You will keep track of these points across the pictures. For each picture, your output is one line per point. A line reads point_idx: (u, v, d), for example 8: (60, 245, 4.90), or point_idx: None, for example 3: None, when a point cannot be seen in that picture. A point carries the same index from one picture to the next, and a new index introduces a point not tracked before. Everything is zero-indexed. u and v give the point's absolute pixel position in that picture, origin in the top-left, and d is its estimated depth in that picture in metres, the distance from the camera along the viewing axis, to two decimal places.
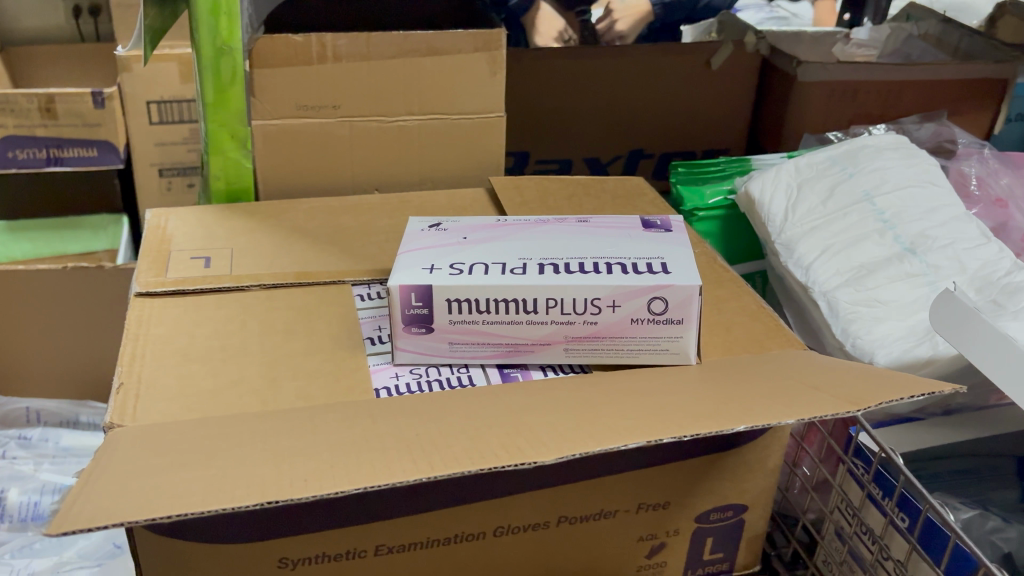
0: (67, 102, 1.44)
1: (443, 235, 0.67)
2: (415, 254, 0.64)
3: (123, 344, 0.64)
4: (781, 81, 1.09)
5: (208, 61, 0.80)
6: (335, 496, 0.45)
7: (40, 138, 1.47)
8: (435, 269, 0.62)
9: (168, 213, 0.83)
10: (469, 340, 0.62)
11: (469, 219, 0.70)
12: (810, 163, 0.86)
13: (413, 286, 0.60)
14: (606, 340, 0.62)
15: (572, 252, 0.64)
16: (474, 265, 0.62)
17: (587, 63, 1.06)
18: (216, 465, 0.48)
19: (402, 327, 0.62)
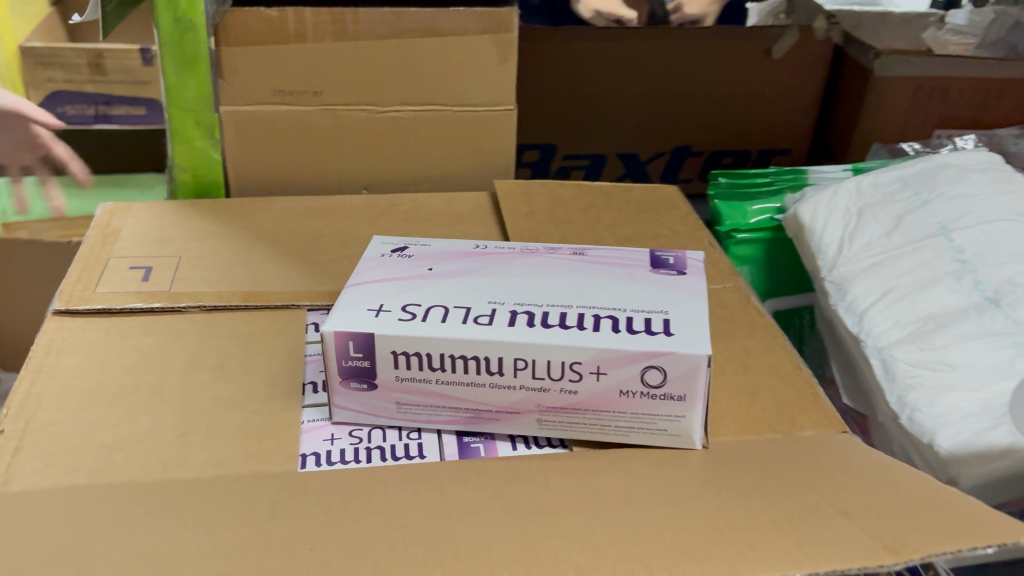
0: (116, 58, 1.31)
1: (407, 265, 0.55)
2: (364, 291, 0.52)
3: (20, 377, 0.54)
4: (854, 75, 0.94)
5: (168, 37, 0.69)
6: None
7: (91, 94, 1.33)
8: (382, 312, 0.50)
9: (128, 206, 0.73)
10: (421, 401, 0.51)
11: (445, 246, 0.58)
12: (876, 184, 0.71)
13: (350, 334, 0.49)
14: (588, 413, 0.50)
15: (555, 298, 0.52)
16: (431, 309, 0.51)
17: (628, 46, 0.91)
18: None
19: (339, 380, 0.51)
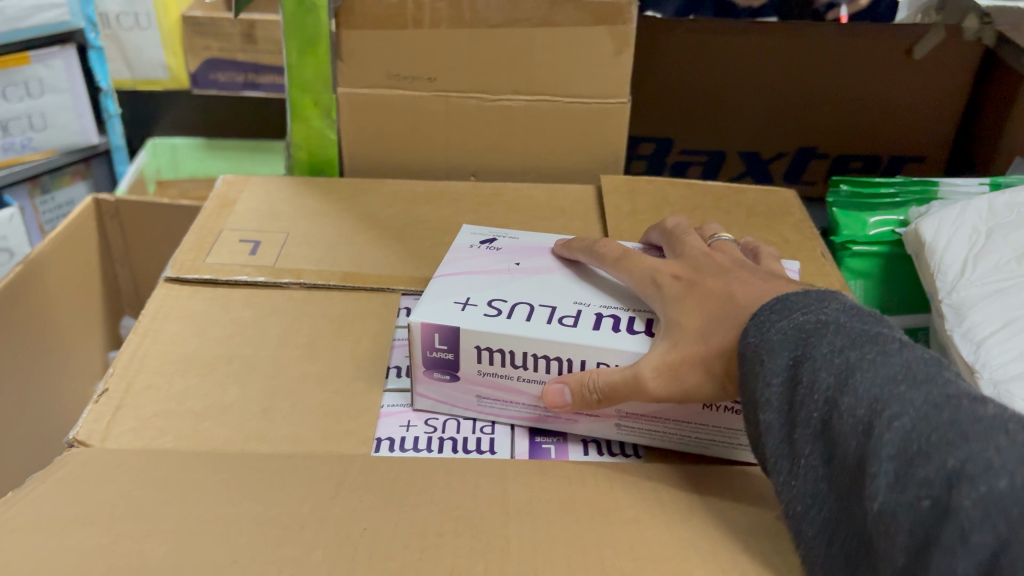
0: (267, 29, 1.39)
1: (495, 262, 0.55)
2: (452, 283, 0.53)
3: (127, 340, 0.58)
4: (1007, 81, 0.86)
5: (292, 17, 0.71)
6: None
7: (241, 62, 1.45)
8: (467, 306, 0.50)
9: (246, 179, 0.76)
10: (501, 396, 0.51)
11: (533, 245, 0.58)
12: (1011, 203, 0.66)
13: (437, 326, 0.49)
14: (669, 423, 0.49)
15: (643, 303, 0.51)
16: (516, 306, 0.50)
17: (757, 39, 0.88)
18: (119, 533, 0.39)
19: (423, 370, 0.51)
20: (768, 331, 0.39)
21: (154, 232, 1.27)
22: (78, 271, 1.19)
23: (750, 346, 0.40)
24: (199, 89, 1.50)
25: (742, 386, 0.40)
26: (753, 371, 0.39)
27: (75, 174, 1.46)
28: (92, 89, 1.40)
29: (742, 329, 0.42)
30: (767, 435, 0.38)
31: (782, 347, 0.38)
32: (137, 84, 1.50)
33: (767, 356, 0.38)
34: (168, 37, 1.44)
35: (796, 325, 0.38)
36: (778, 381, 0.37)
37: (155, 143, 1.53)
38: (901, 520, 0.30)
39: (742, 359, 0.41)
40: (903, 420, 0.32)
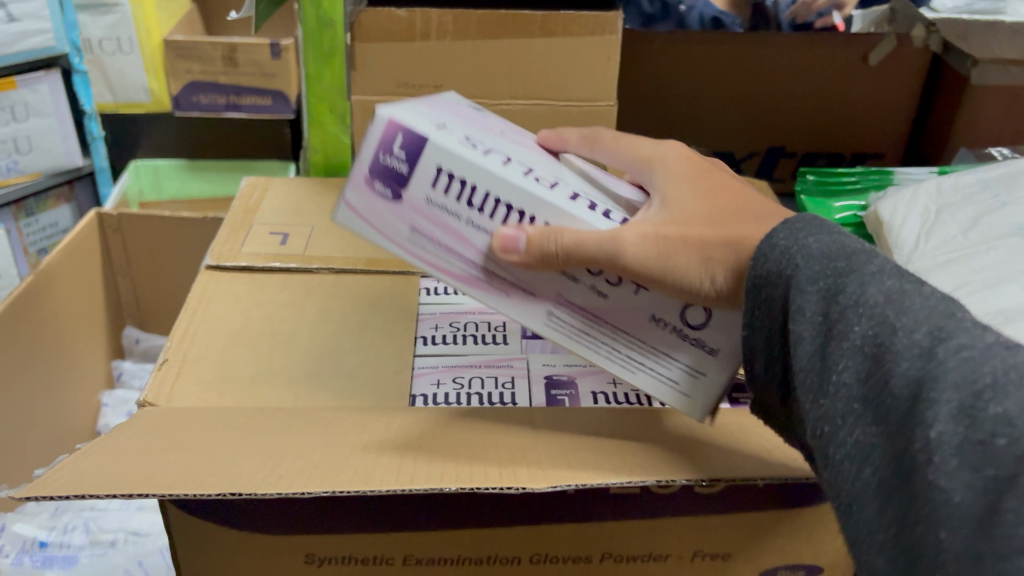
0: (247, 52, 1.50)
1: (481, 126, 0.56)
2: (427, 112, 0.52)
3: (179, 318, 0.64)
4: (955, 84, 0.96)
5: (311, 34, 0.79)
6: (301, 496, 0.43)
7: (223, 85, 1.54)
8: (442, 129, 0.49)
9: (267, 182, 0.82)
10: (434, 235, 0.49)
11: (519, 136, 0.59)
12: (956, 185, 0.75)
13: (406, 126, 0.47)
14: (609, 327, 0.50)
15: (603, 199, 0.52)
16: (490, 148, 0.50)
17: (727, 48, 0.96)
18: (208, 452, 0.48)
19: (366, 176, 0.49)
20: (804, 242, 0.41)
21: (155, 242, 1.28)
22: (80, 283, 1.19)
23: (782, 253, 0.42)
24: (182, 112, 1.56)
25: (768, 297, 0.42)
26: (788, 281, 0.40)
27: (58, 197, 1.50)
28: (76, 113, 1.45)
29: (771, 238, 0.43)
30: (798, 348, 0.39)
31: (825, 261, 0.40)
32: (120, 107, 1.55)
33: (807, 267, 0.40)
34: (151, 60, 1.50)
35: (838, 246, 0.40)
36: (818, 291, 0.39)
37: (137, 165, 1.52)
38: (965, 452, 0.31)
39: (768, 266, 0.42)
40: (971, 351, 0.33)
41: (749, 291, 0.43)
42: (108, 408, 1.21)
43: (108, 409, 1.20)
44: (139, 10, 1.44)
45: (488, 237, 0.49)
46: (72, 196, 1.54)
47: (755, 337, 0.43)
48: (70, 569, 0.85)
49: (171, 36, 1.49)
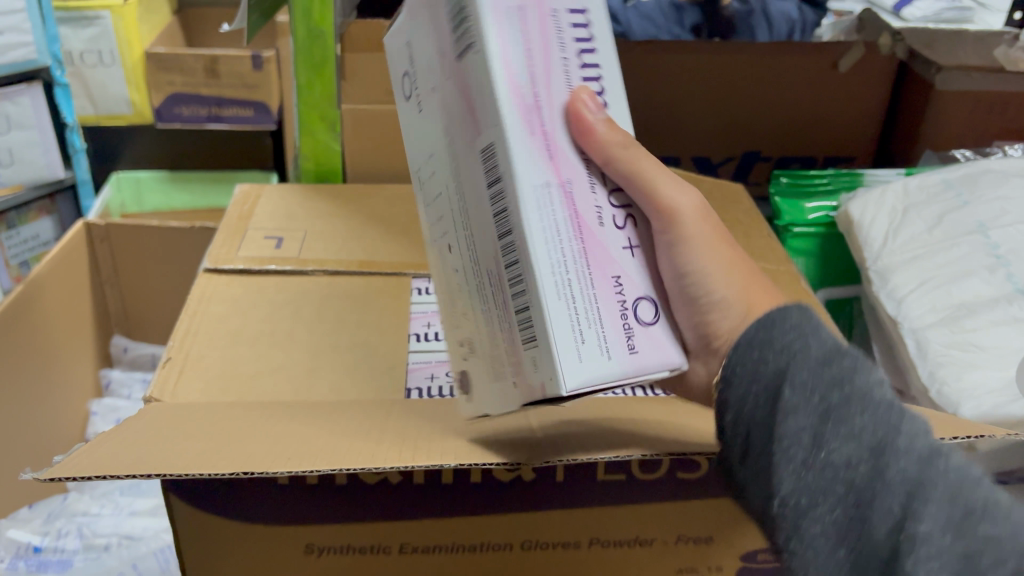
0: (229, 64, 1.51)
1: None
2: None
3: (180, 319, 0.66)
4: (921, 89, 0.99)
5: (301, 45, 0.80)
6: (306, 474, 0.47)
7: (205, 96, 1.56)
8: None
9: (259, 190, 0.85)
10: (523, 20, 0.42)
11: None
12: (922, 185, 0.79)
13: None
14: (575, 249, 0.41)
15: None
16: None
17: (703, 57, 1.00)
18: (214, 441, 0.51)
19: None
20: (815, 331, 0.44)
21: (142, 252, 1.26)
22: (70, 292, 1.17)
23: (795, 329, 0.44)
24: (164, 123, 1.58)
25: (764, 364, 0.44)
26: (797, 354, 0.43)
27: (40, 210, 1.50)
28: (58, 126, 1.45)
29: (781, 314, 0.46)
30: (789, 418, 0.41)
31: (833, 349, 0.43)
32: (101, 119, 1.56)
33: (816, 351, 0.43)
34: (132, 73, 1.51)
35: (840, 345, 0.44)
36: (824, 375, 0.42)
37: (119, 176, 1.54)
38: (949, 557, 0.34)
39: (771, 339, 0.45)
40: (959, 471, 0.37)
41: (744, 348, 0.45)
42: (98, 417, 1.18)
43: (97, 418, 1.18)
44: (118, 22, 1.45)
45: (566, 91, 0.43)
46: (54, 208, 1.53)
47: (734, 387, 0.45)
48: (65, 572, 0.85)
49: (154, 48, 1.51)
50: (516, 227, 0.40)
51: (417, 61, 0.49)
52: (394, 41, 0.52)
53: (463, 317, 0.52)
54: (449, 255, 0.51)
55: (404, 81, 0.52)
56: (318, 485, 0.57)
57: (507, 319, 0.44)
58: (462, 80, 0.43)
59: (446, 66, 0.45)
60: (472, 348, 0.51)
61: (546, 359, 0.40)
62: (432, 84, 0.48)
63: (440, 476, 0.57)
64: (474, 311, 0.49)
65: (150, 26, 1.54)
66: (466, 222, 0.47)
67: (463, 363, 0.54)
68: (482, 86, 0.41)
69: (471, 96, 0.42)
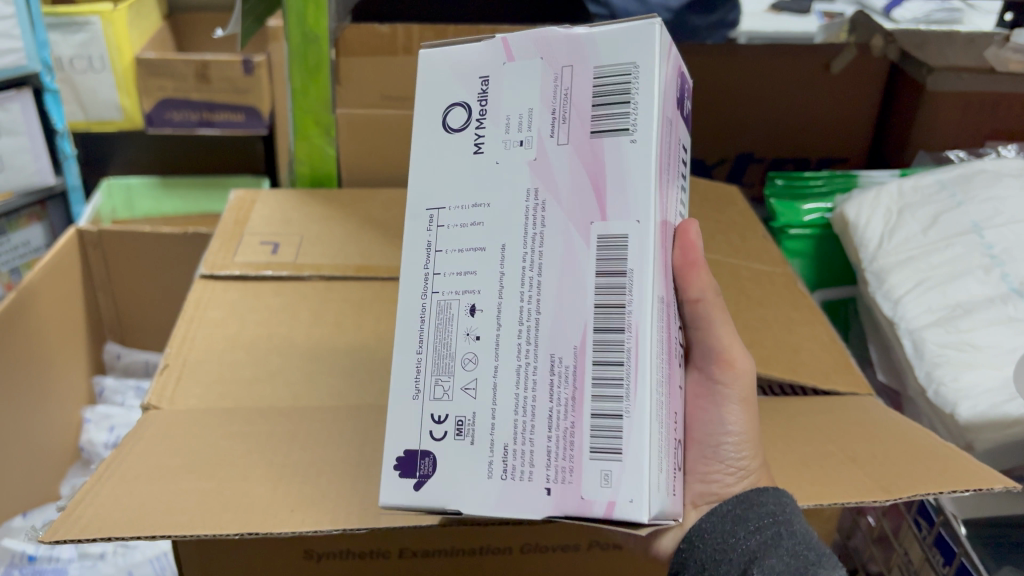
0: (220, 69, 1.52)
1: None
2: None
3: (177, 325, 0.66)
4: (912, 89, 0.99)
5: (296, 50, 0.80)
6: (317, 533, 0.47)
7: (195, 101, 1.56)
8: None
9: (254, 195, 0.84)
10: (668, 149, 0.45)
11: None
12: (916, 186, 0.79)
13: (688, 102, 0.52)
14: (665, 371, 0.44)
15: None
16: None
17: (697, 59, 1.00)
18: (218, 480, 0.51)
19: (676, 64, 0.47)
20: (793, 518, 0.48)
21: (134, 259, 1.25)
22: (63, 298, 1.16)
23: (770, 516, 0.48)
24: (155, 129, 1.58)
25: (734, 540, 0.48)
26: (770, 542, 0.47)
27: (30, 216, 1.48)
28: (48, 132, 1.44)
29: (763, 495, 0.50)
30: None
31: (804, 543, 0.47)
32: (91, 125, 1.56)
33: (790, 540, 0.46)
34: (122, 77, 1.51)
35: (811, 535, 0.47)
36: (792, 562, 0.45)
37: (110, 183, 1.51)
38: None
39: (748, 516, 0.49)
40: None
41: (717, 518, 0.49)
42: (91, 424, 1.17)
43: (91, 425, 1.17)
44: (108, 28, 1.45)
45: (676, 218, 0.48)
46: (44, 215, 1.52)
47: (699, 550, 0.48)
48: None
49: (142, 53, 1.51)
50: (639, 336, 0.41)
51: (498, 102, 0.45)
52: (446, 60, 0.47)
53: (434, 388, 0.45)
54: (457, 316, 0.45)
55: (451, 113, 0.46)
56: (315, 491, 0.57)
57: (564, 416, 0.42)
58: (596, 157, 0.43)
59: (562, 138, 0.44)
60: (439, 425, 0.45)
61: (632, 477, 0.41)
62: (520, 137, 0.45)
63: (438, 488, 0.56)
64: (475, 392, 0.44)
65: (140, 31, 1.53)
66: (518, 294, 0.44)
67: (396, 438, 0.45)
68: (637, 186, 0.42)
69: (610, 181, 0.43)
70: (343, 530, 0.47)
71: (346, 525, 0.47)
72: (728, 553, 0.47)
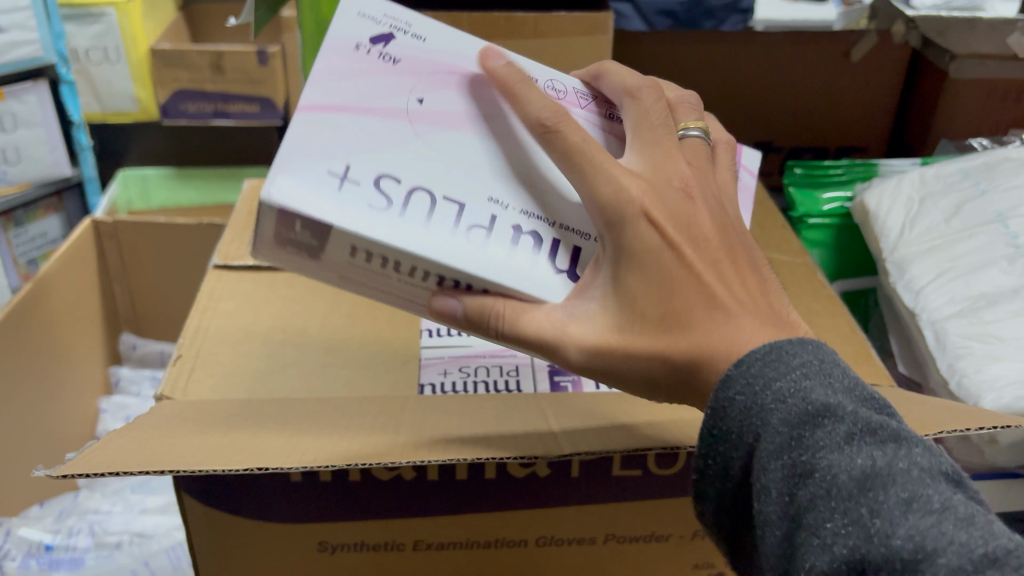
0: (234, 59, 1.52)
1: (360, 78, 0.51)
2: (327, 138, 0.48)
3: (191, 315, 0.66)
4: (934, 76, 0.98)
5: (309, 40, 0.80)
6: (326, 468, 0.46)
7: (209, 93, 1.56)
8: (341, 177, 0.47)
9: (268, 185, 0.84)
10: (365, 281, 0.50)
11: (420, 41, 0.54)
12: (938, 175, 0.78)
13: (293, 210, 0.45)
14: None
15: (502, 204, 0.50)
16: (411, 190, 0.48)
17: (714, 46, 0.99)
18: (232, 435, 0.51)
19: (264, 238, 0.48)
20: (765, 396, 0.41)
21: (149, 249, 1.25)
22: (79, 288, 1.17)
23: (745, 415, 0.41)
24: (170, 120, 1.58)
25: (737, 459, 0.41)
26: (757, 455, 0.40)
27: (47, 207, 1.49)
28: (64, 123, 1.44)
29: (728, 381, 0.42)
30: (771, 531, 0.39)
31: (788, 425, 0.39)
32: (106, 116, 1.55)
33: (770, 432, 0.39)
34: (137, 69, 1.50)
35: (795, 407, 0.39)
36: (786, 470, 0.38)
37: (126, 174, 1.53)
38: None
39: (732, 422, 0.42)
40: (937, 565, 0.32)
41: (715, 435, 0.43)
42: (107, 415, 1.18)
43: (106, 415, 1.18)
44: (123, 19, 1.44)
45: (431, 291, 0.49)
46: (61, 206, 1.53)
47: (725, 481, 0.43)
48: (76, 571, 0.84)
49: (157, 44, 1.50)
50: None
51: None
52: None
53: None
54: None
55: None
56: (330, 482, 0.56)
57: None
58: None
59: None
60: None
61: None
62: None
63: (453, 472, 0.56)
64: None
65: (154, 22, 1.53)
66: None
67: None
68: None
69: None
70: (356, 465, 0.46)
71: (363, 460, 0.46)
72: (739, 471, 0.41)
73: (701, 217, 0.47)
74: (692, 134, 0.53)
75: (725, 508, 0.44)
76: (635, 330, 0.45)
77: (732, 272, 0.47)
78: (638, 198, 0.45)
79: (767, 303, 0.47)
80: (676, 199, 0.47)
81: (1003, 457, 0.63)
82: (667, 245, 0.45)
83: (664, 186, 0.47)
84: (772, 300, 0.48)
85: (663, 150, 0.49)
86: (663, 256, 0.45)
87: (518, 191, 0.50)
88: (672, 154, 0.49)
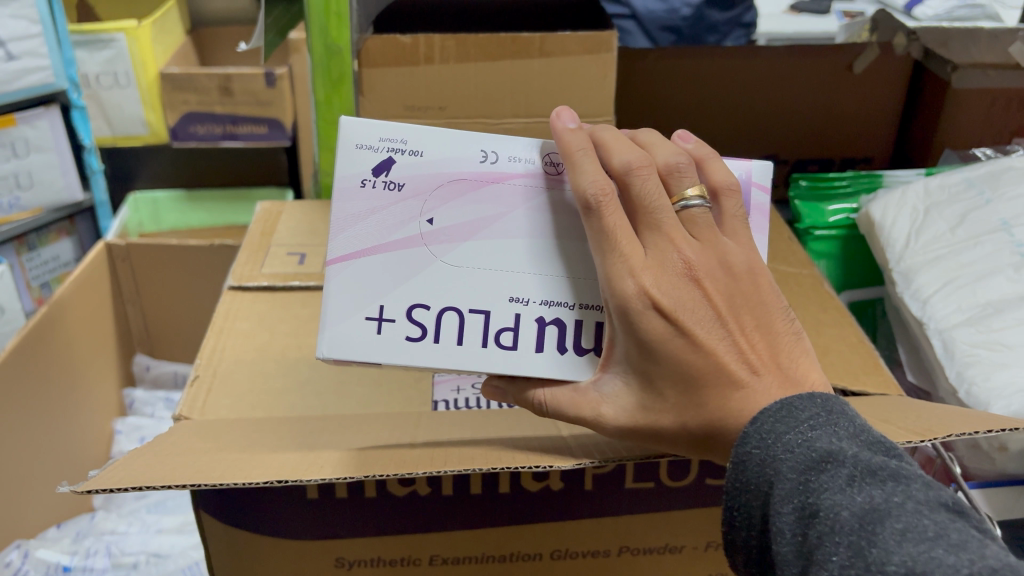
0: (243, 82, 1.53)
1: (371, 218, 0.52)
2: (358, 287, 0.52)
3: (206, 337, 0.67)
4: (935, 88, 0.99)
5: (320, 63, 0.82)
6: (344, 479, 0.47)
7: (219, 114, 1.57)
8: (380, 324, 0.52)
9: (280, 208, 0.85)
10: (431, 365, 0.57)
11: (418, 157, 0.53)
12: (943, 185, 0.79)
13: (349, 359, 0.52)
14: None
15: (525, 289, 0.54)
16: (443, 315, 0.52)
17: (717, 61, 1.00)
18: (250, 451, 0.52)
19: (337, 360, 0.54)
20: (776, 448, 0.42)
21: (161, 272, 1.26)
22: (93, 311, 1.18)
23: (759, 464, 0.42)
24: (180, 143, 1.60)
25: (751, 507, 0.42)
26: (770, 500, 0.41)
27: (59, 231, 1.51)
28: (76, 148, 1.46)
29: (746, 438, 0.44)
30: (784, 570, 0.39)
31: (795, 472, 0.40)
32: (117, 140, 1.57)
33: (780, 479, 0.40)
34: (147, 93, 1.52)
35: (803, 453, 0.41)
36: (798, 514, 0.39)
37: (136, 196, 1.52)
38: None
39: (748, 472, 0.43)
40: None
41: (732, 486, 0.43)
42: (123, 436, 1.19)
43: (121, 437, 1.19)
44: (133, 44, 1.46)
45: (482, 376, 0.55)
46: (73, 229, 1.54)
47: (740, 530, 0.43)
48: None
49: (167, 69, 1.52)
50: None
51: None
52: None
53: None
54: None
55: None
56: (346, 498, 0.57)
57: None
58: None
59: None
60: None
61: None
62: None
63: (467, 487, 0.57)
64: None
65: (163, 46, 1.55)
66: None
67: None
68: None
69: None
70: (370, 476, 0.47)
71: (379, 471, 0.47)
72: (752, 519, 0.42)
73: (706, 299, 0.47)
74: (693, 205, 0.50)
75: (752, 566, 0.44)
76: (657, 409, 0.48)
77: (742, 346, 0.47)
78: (648, 291, 0.46)
79: (777, 364, 0.47)
80: (680, 287, 0.47)
81: (1012, 462, 0.64)
82: (677, 335, 0.46)
83: (665, 278, 0.47)
84: (782, 356, 0.47)
85: (664, 236, 0.48)
86: (671, 347, 0.46)
87: (542, 283, 0.53)
88: (673, 237, 0.48)
